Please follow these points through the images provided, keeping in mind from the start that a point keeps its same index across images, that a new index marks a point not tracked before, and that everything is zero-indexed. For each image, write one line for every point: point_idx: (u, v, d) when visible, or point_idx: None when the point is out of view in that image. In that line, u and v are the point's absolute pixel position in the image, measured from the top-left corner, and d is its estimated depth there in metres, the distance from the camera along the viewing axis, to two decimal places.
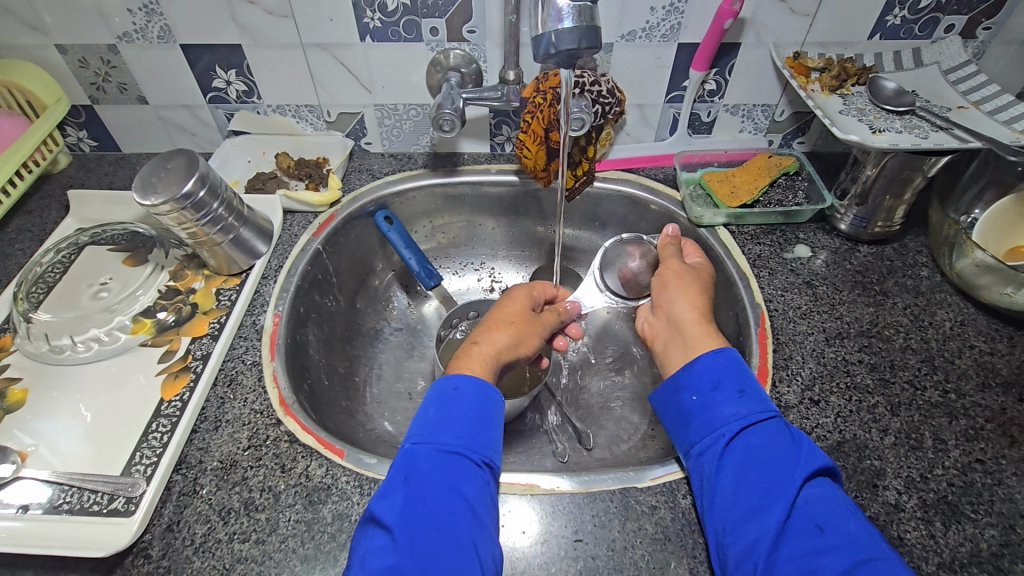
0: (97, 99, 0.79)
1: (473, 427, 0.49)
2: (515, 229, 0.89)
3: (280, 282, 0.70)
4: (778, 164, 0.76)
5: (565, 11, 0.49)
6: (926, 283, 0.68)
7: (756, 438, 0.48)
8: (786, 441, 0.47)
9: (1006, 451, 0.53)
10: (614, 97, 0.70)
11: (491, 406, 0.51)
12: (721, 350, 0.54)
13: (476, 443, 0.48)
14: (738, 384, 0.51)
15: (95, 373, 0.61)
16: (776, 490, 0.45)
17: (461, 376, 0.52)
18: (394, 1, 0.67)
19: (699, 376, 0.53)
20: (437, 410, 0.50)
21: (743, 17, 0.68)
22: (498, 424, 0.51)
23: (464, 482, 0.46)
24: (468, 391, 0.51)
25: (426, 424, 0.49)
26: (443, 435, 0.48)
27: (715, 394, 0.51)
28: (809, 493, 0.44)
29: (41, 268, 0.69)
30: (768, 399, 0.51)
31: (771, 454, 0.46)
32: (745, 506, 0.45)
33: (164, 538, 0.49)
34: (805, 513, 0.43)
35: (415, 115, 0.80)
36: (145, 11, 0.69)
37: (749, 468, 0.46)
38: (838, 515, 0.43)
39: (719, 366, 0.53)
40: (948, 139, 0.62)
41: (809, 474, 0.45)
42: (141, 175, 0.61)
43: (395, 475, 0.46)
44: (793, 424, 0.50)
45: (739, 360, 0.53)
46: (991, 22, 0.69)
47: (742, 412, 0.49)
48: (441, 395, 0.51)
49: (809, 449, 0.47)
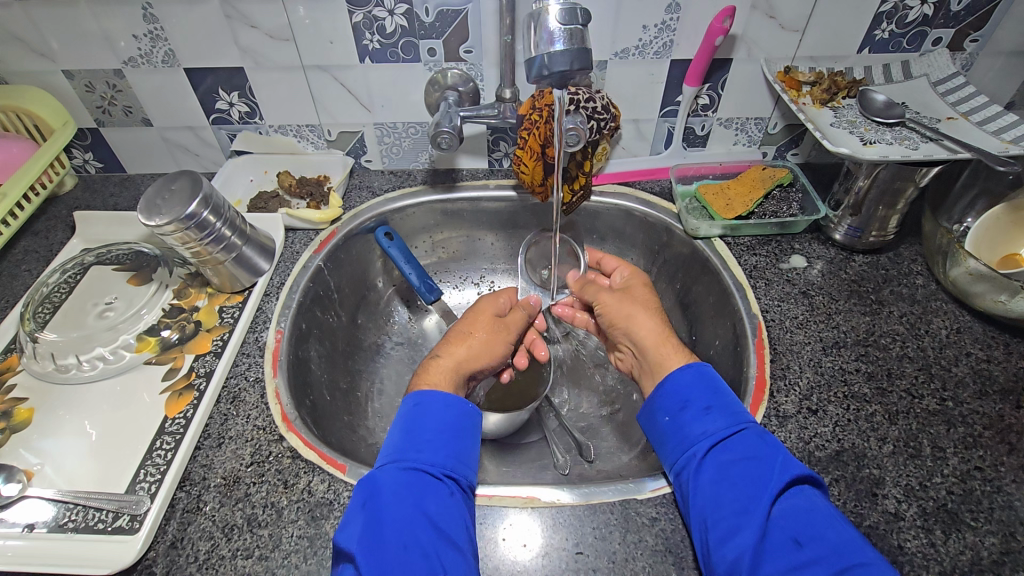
0: (102, 122, 0.81)
1: (435, 443, 0.50)
2: (514, 243, 0.90)
3: (282, 298, 0.71)
4: (772, 176, 0.77)
5: (557, 33, 0.51)
6: (922, 291, 0.68)
7: (728, 454, 0.49)
8: (760, 454, 0.48)
9: (1005, 458, 0.53)
10: (608, 113, 0.72)
11: (457, 416, 0.53)
12: (689, 366, 0.56)
13: (437, 457, 0.49)
14: (707, 400, 0.53)
15: (100, 392, 0.61)
16: (751, 506, 0.45)
17: (421, 392, 0.54)
18: (392, 24, 0.69)
19: (669, 396, 0.54)
20: (402, 431, 0.52)
21: (734, 34, 0.70)
22: (464, 437, 0.52)
23: (427, 498, 0.47)
24: (429, 405, 0.53)
25: (390, 447, 0.51)
26: (405, 453, 0.50)
27: (685, 413, 0.53)
28: (786, 504, 0.45)
29: (47, 289, 0.69)
30: (740, 411, 0.52)
31: (744, 469, 0.47)
32: (722, 524, 0.45)
33: (168, 555, 0.49)
34: (783, 526, 0.44)
35: (414, 133, 0.82)
36: (150, 36, 0.70)
37: (724, 485, 0.47)
38: (815, 523, 0.43)
39: (687, 383, 0.54)
40: (937, 150, 0.64)
41: (784, 485, 0.46)
42: (146, 197, 0.62)
43: (355, 502, 0.46)
44: (770, 434, 0.50)
45: (709, 376, 0.55)
46: (979, 35, 0.70)
47: (710, 430, 0.50)
48: (405, 415, 0.53)
49: (784, 458, 0.47)
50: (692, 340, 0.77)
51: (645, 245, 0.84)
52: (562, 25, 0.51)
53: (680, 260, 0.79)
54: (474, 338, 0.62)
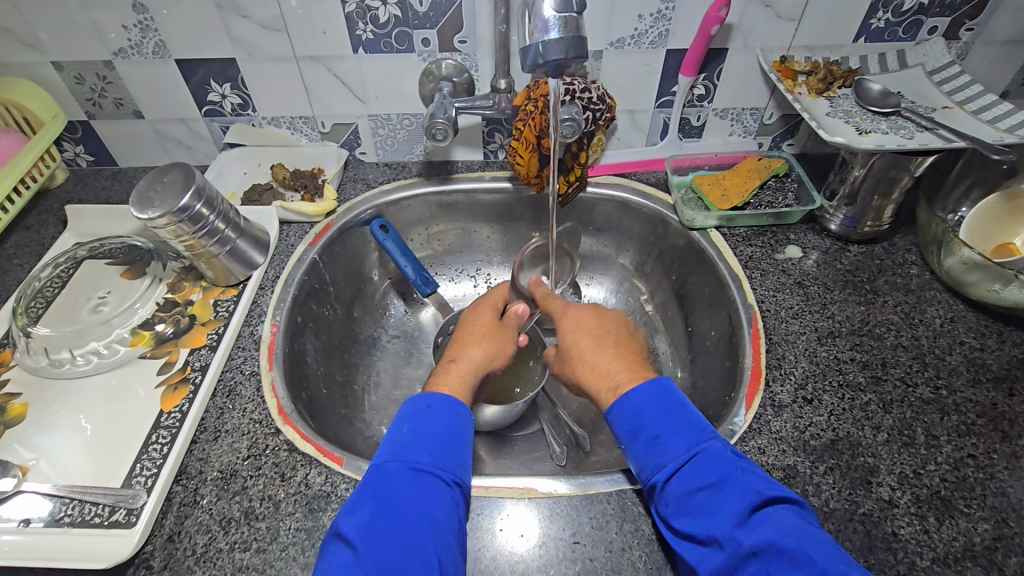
0: (93, 114, 0.80)
1: (438, 449, 0.49)
2: (510, 235, 0.90)
3: (277, 292, 0.70)
4: (767, 167, 0.77)
5: (552, 21, 0.51)
6: (916, 280, 0.69)
7: (685, 485, 0.47)
8: (715, 479, 0.46)
9: (998, 445, 0.54)
10: (604, 104, 0.71)
11: (461, 425, 0.52)
12: (635, 390, 0.53)
13: (446, 463, 0.48)
14: (656, 427, 0.51)
15: (95, 386, 0.61)
16: (713, 538, 0.44)
17: (434, 394, 0.54)
18: (386, 13, 0.68)
19: (621, 426, 0.53)
20: (410, 428, 0.51)
21: (729, 23, 0.69)
22: (465, 444, 0.51)
23: (434, 502, 0.46)
24: (440, 409, 0.52)
25: (394, 444, 0.50)
26: (414, 454, 0.48)
27: (635, 445, 0.51)
28: (749, 534, 0.42)
29: (40, 283, 0.69)
30: (693, 430, 0.50)
31: (702, 500, 0.46)
32: (693, 553, 0.45)
33: (165, 548, 0.49)
34: (751, 558, 0.42)
35: (409, 124, 0.81)
36: (140, 27, 0.69)
37: (686, 519, 0.46)
38: (783, 553, 0.41)
39: (636, 412, 0.52)
40: (932, 140, 0.64)
41: (743, 514, 0.44)
42: (138, 189, 0.61)
43: (365, 492, 0.46)
44: (728, 449, 0.48)
45: (658, 396, 0.52)
46: (974, 23, 0.69)
47: (663, 460, 0.49)
48: (414, 413, 0.52)
49: (739, 483, 0.45)
50: (689, 331, 0.77)
51: (640, 237, 0.84)
52: (556, 13, 0.51)
53: (676, 251, 0.79)
54: (483, 339, 0.63)
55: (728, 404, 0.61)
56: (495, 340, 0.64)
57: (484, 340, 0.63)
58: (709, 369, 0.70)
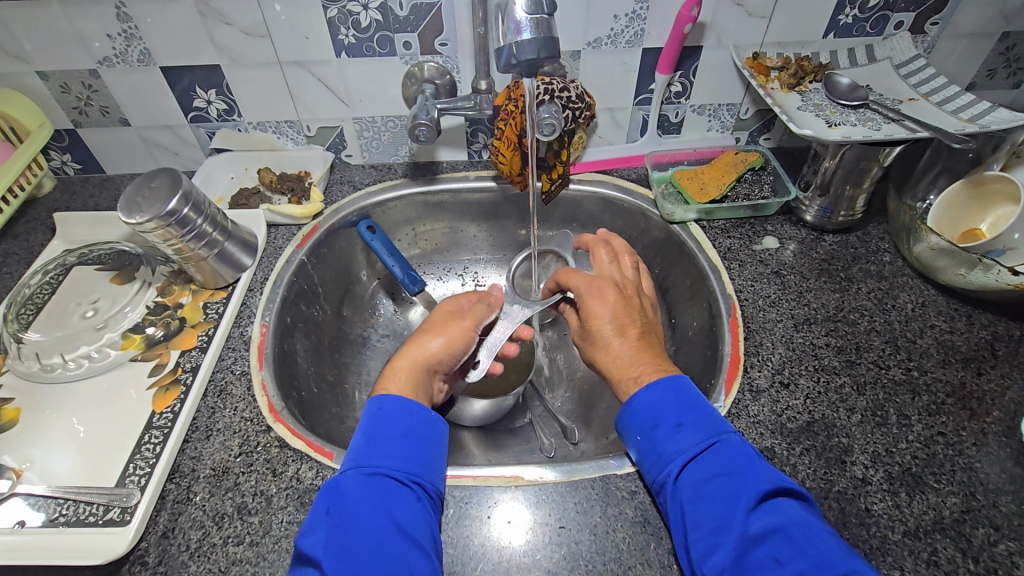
0: (79, 123, 0.81)
1: (395, 449, 0.50)
2: (497, 234, 0.91)
3: (266, 293, 0.71)
4: (744, 161, 0.79)
5: (524, 23, 0.52)
6: (889, 267, 0.71)
7: (702, 473, 0.47)
8: (734, 467, 0.46)
9: (966, 423, 0.56)
10: (582, 102, 0.73)
11: (418, 423, 0.52)
12: (658, 384, 0.53)
13: (400, 463, 0.49)
14: (678, 416, 0.50)
15: (87, 390, 0.62)
16: (728, 524, 0.44)
17: (384, 396, 0.54)
18: (367, 18, 0.69)
19: (639, 414, 0.52)
20: (363, 435, 0.51)
21: (703, 21, 0.71)
22: (424, 441, 0.52)
23: (394, 503, 0.47)
24: (390, 409, 0.53)
25: (351, 453, 0.50)
26: (369, 459, 0.49)
27: (656, 432, 0.50)
28: (762, 522, 0.43)
29: (29, 290, 0.70)
30: (713, 423, 0.50)
31: (719, 486, 0.45)
32: (700, 541, 0.44)
33: (160, 545, 0.50)
34: (762, 543, 0.42)
35: (393, 127, 0.82)
36: (124, 35, 0.70)
37: (700, 505, 0.45)
38: (796, 539, 0.41)
39: (656, 402, 0.51)
40: (899, 130, 0.66)
41: (756, 500, 0.44)
42: (126, 195, 0.62)
43: (320, 509, 0.47)
44: (746, 444, 0.49)
45: (680, 390, 0.52)
46: (938, 18, 0.72)
47: (684, 447, 0.49)
48: (368, 419, 0.52)
49: (757, 473, 0.46)
50: (672, 323, 0.78)
51: (624, 232, 0.85)
52: (528, 15, 0.52)
53: (658, 244, 0.81)
54: (423, 331, 0.62)
55: (709, 390, 0.63)
56: (434, 331, 0.61)
57: (424, 332, 0.61)
58: (691, 358, 0.72)
